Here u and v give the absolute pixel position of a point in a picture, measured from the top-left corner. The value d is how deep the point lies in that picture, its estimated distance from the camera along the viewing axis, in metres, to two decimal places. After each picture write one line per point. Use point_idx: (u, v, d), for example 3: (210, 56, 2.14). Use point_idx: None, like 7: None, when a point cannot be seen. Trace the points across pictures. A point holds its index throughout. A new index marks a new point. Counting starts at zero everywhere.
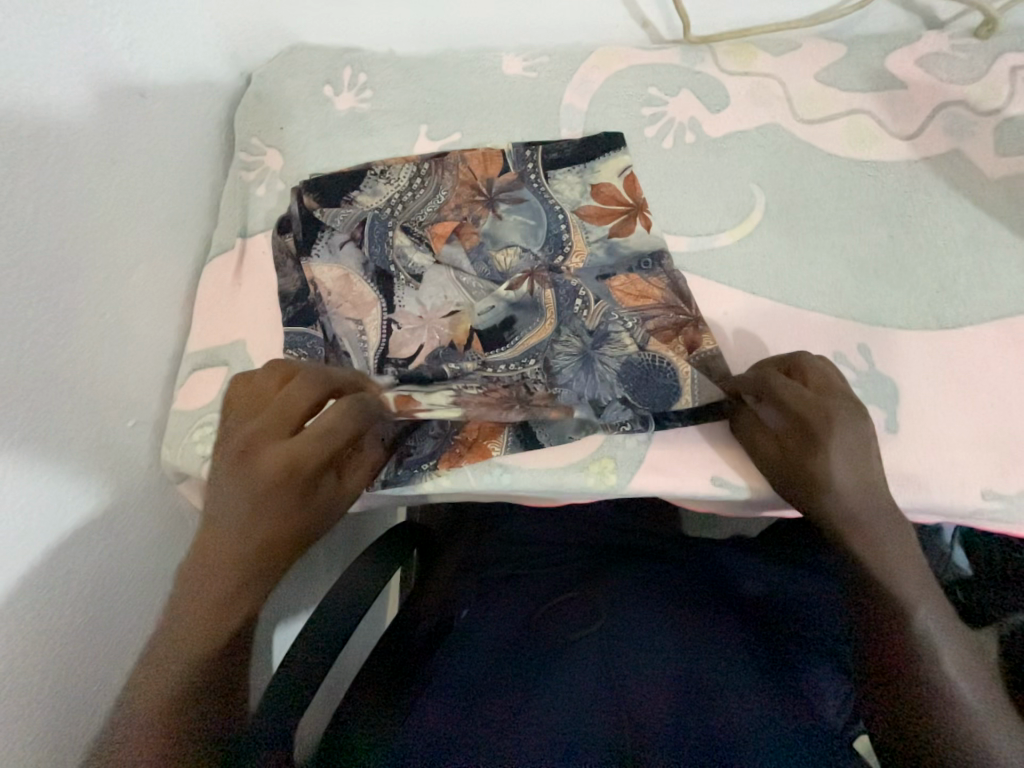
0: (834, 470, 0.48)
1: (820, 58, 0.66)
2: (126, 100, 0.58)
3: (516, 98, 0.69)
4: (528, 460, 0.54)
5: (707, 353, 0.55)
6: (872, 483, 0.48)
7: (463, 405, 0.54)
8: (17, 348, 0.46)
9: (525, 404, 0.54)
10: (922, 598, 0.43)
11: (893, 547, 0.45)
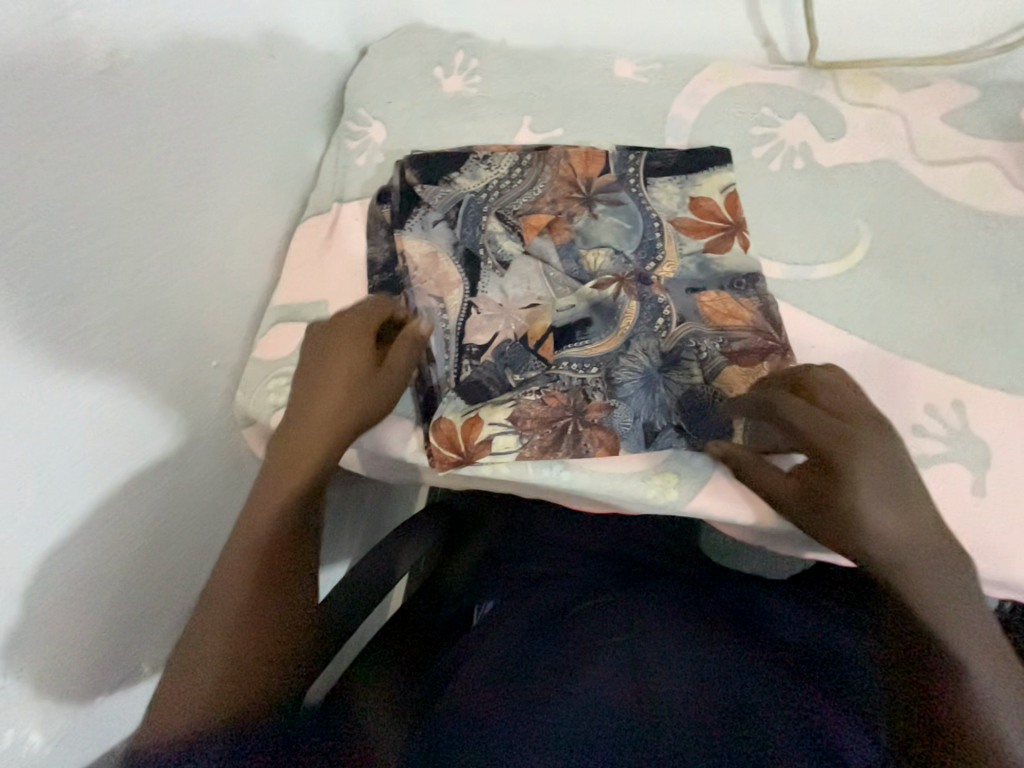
0: (869, 503, 0.46)
1: (949, 99, 0.63)
2: (257, 55, 0.61)
3: (623, 101, 0.69)
4: (590, 461, 0.54)
5: (784, 392, 0.53)
6: (908, 514, 0.45)
7: (532, 414, 0.54)
8: (134, 276, 0.49)
9: (578, 417, 0.54)
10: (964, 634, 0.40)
11: (937, 573, 0.43)
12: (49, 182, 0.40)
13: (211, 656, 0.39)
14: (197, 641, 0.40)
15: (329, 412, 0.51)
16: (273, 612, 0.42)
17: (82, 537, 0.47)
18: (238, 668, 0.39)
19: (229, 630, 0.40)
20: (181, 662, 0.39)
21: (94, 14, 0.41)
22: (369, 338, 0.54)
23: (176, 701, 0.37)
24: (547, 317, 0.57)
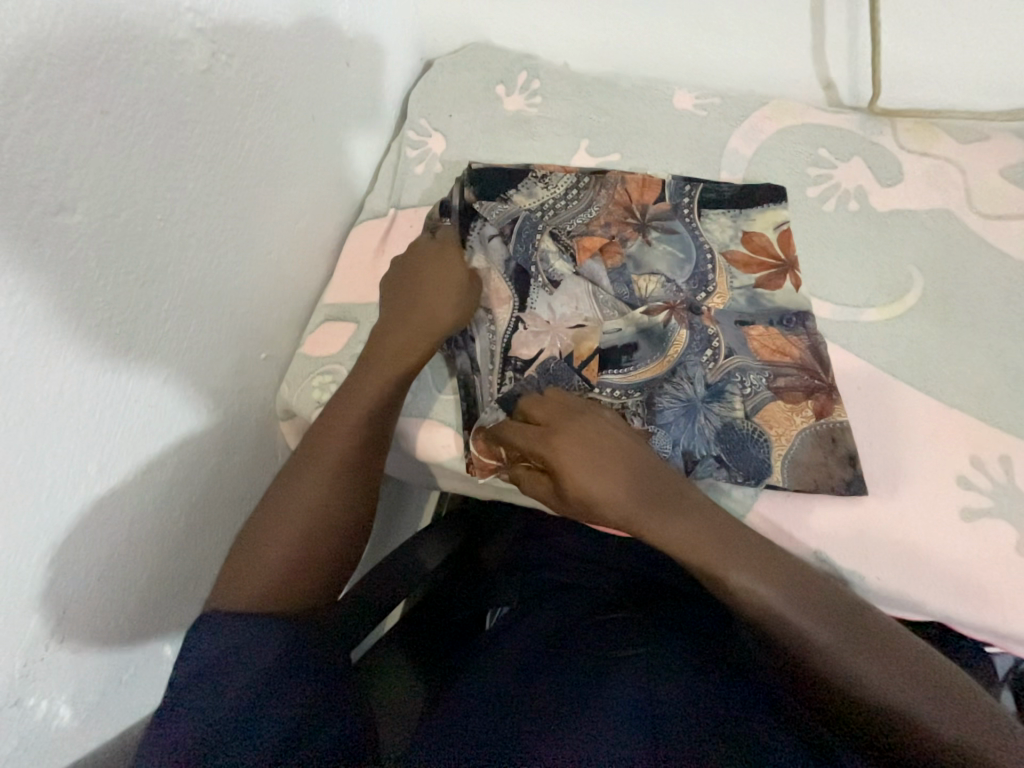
0: (597, 485, 0.48)
1: (1009, 154, 0.64)
2: (334, 65, 0.63)
3: (681, 132, 0.71)
4: None
5: (827, 431, 0.54)
6: (596, 473, 0.48)
7: None
8: (207, 267, 0.51)
9: None
10: (818, 625, 0.44)
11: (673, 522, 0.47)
12: (145, 171, 0.42)
13: (271, 538, 0.46)
14: (260, 524, 0.47)
15: (403, 342, 0.57)
16: (326, 509, 0.49)
17: (130, 515, 0.48)
18: (295, 551, 0.46)
19: (290, 519, 0.47)
20: (257, 533, 0.47)
21: (201, 18, 0.44)
22: (438, 278, 0.60)
23: (249, 573, 0.45)
24: (594, 338, 0.58)
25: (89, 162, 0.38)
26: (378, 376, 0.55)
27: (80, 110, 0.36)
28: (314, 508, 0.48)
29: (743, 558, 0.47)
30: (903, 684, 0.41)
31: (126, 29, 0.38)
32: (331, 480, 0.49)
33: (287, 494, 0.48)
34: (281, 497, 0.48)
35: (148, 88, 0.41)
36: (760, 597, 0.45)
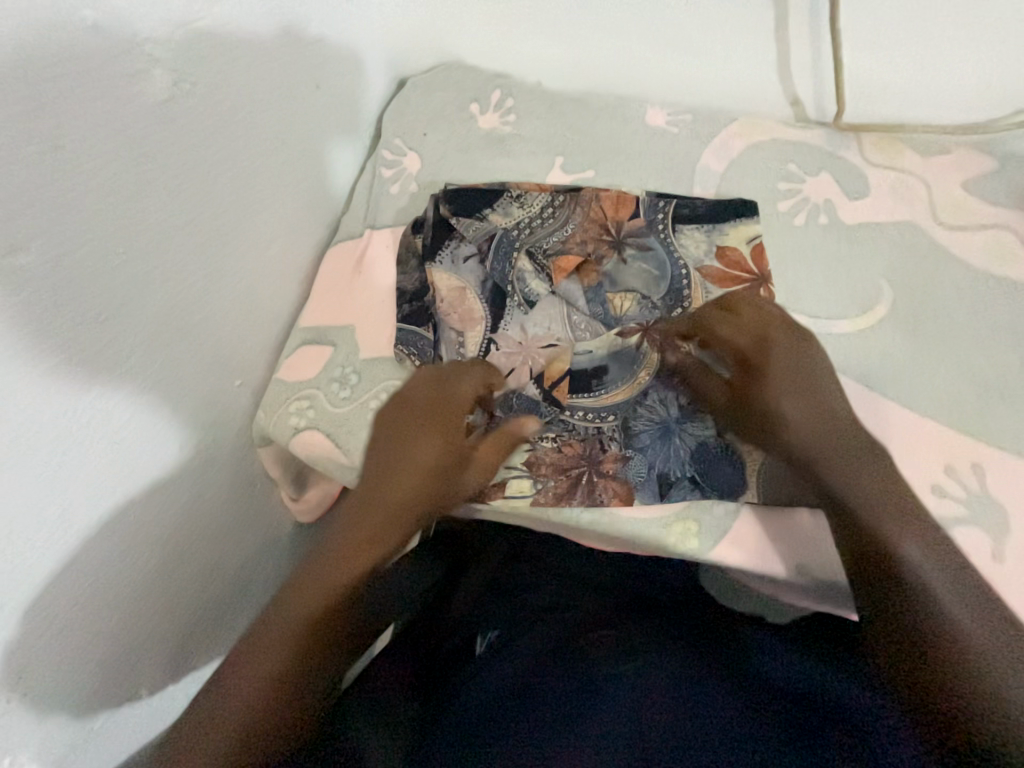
0: (781, 402, 0.56)
1: (969, 167, 0.65)
2: (305, 89, 0.63)
3: (654, 150, 0.71)
4: (623, 510, 0.54)
5: (847, 427, 0.55)
6: (800, 401, 0.56)
7: (538, 462, 0.56)
8: (175, 300, 0.50)
9: (595, 461, 0.55)
10: (925, 547, 0.45)
11: (840, 463, 0.52)
12: (102, 206, 0.41)
13: (260, 659, 0.44)
14: (253, 655, 0.44)
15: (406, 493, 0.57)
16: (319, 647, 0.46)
17: (96, 559, 0.47)
18: (278, 689, 0.42)
19: (280, 650, 0.44)
20: (237, 672, 0.43)
21: (161, 49, 0.43)
22: (444, 414, 0.58)
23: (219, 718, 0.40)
24: (563, 358, 0.58)
25: (42, 199, 0.37)
26: (386, 528, 0.55)
27: (30, 146, 0.35)
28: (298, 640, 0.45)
29: (858, 468, 0.52)
30: (991, 636, 0.38)
31: (80, 62, 0.37)
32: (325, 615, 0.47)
33: (272, 640, 0.45)
34: (267, 639, 0.45)
35: (104, 120, 0.40)
36: (898, 552, 0.44)
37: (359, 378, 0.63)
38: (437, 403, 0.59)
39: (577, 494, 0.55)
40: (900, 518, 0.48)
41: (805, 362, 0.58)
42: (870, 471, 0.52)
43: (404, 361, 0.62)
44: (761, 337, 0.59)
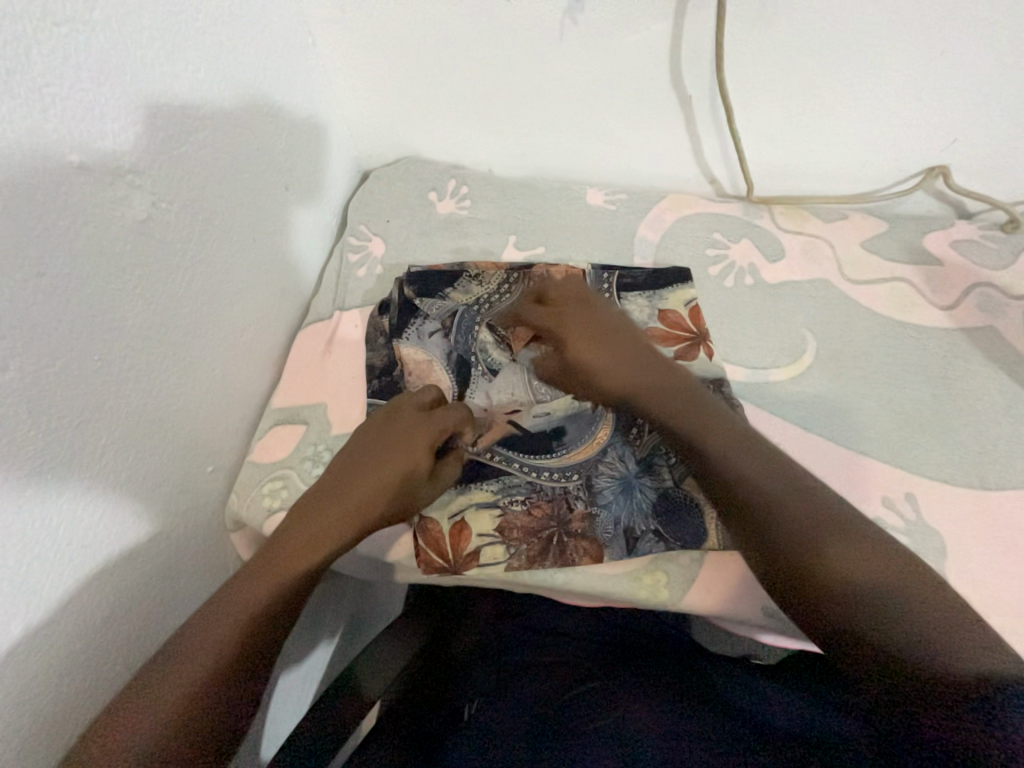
0: (603, 357, 0.62)
1: (865, 229, 0.76)
2: (274, 191, 0.69)
3: (596, 225, 0.80)
4: (593, 568, 0.56)
5: (663, 363, 0.61)
6: (620, 353, 0.62)
7: (509, 526, 0.57)
8: (150, 396, 0.52)
9: (564, 521, 0.58)
10: (744, 452, 0.50)
11: (673, 398, 0.57)
12: (81, 320, 0.44)
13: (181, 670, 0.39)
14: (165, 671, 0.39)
15: (359, 503, 0.53)
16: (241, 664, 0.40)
17: (62, 669, 0.45)
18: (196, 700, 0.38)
19: (198, 658, 0.39)
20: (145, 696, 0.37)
21: (141, 177, 0.48)
22: (405, 431, 0.58)
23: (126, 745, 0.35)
24: (519, 420, 0.63)
25: (24, 322, 0.39)
26: (329, 534, 0.51)
27: (17, 278, 0.38)
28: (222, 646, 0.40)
29: (684, 396, 0.57)
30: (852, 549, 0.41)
31: (66, 199, 0.41)
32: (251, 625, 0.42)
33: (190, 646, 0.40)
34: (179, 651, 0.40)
35: (88, 244, 0.44)
36: (733, 470, 0.49)
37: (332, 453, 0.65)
38: (398, 422, 0.59)
39: (548, 555, 0.56)
40: (732, 439, 0.52)
41: (601, 309, 0.66)
42: (703, 403, 0.56)
43: None
44: (573, 306, 0.67)
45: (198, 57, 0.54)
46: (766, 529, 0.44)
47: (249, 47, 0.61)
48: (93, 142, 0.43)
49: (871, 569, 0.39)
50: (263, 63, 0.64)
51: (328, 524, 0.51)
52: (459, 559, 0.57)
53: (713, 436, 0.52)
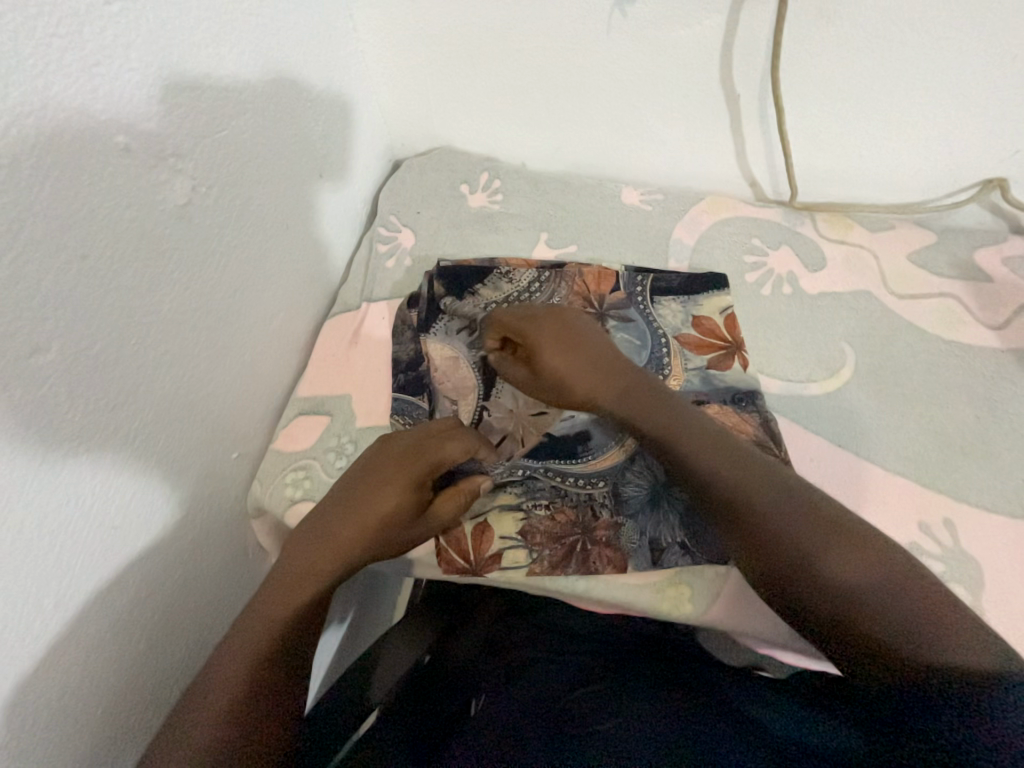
0: (569, 362, 0.57)
1: (912, 241, 0.73)
2: (309, 178, 0.68)
3: (630, 225, 0.78)
4: (616, 578, 0.55)
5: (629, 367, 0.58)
6: (583, 359, 0.58)
7: (532, 531, 0.57)
8: (180, 381, 0.51)
9: (588, 529, 0.57)
10: (743, 473, 0.48)
11: (653, 408, 0.54)
12: (121, 304, 0.44)
13: (216, 686, 0.42)
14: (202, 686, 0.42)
15: (365, 525, 0.53)
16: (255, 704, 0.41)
17: (90, 647, 0.46)
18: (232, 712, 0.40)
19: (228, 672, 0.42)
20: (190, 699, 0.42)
21: (182, 160, 0.47)
22: (405, 453, 0.56)
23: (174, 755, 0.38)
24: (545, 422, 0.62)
25: (65, 305, 0.39)
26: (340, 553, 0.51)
27: (60, 259, 0.38)
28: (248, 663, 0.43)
29: (664, 407, 0.54)
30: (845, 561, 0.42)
31: (111, 182, 0.41)
32: (256, 669, 0.43)
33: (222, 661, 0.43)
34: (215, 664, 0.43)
35: (130, 227, 0.43)
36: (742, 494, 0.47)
37: (355, 446, 0.65)
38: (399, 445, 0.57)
39: (570, 562, 0.56)
40: (726, 454, 0.50)
41: (567, 317, 0.60)
42: (685, 414, 0.54)
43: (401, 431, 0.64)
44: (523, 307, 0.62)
45: (241, 38, 0.53)
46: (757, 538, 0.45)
47: (291, 29, 0.60)
48: (138, 123, 0.43)
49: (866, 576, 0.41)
50: (304, 46, 0.63)
51: (338, 546, 0.51)
52: (479, 563, 0.57)
53: (704, 455, 0.50)
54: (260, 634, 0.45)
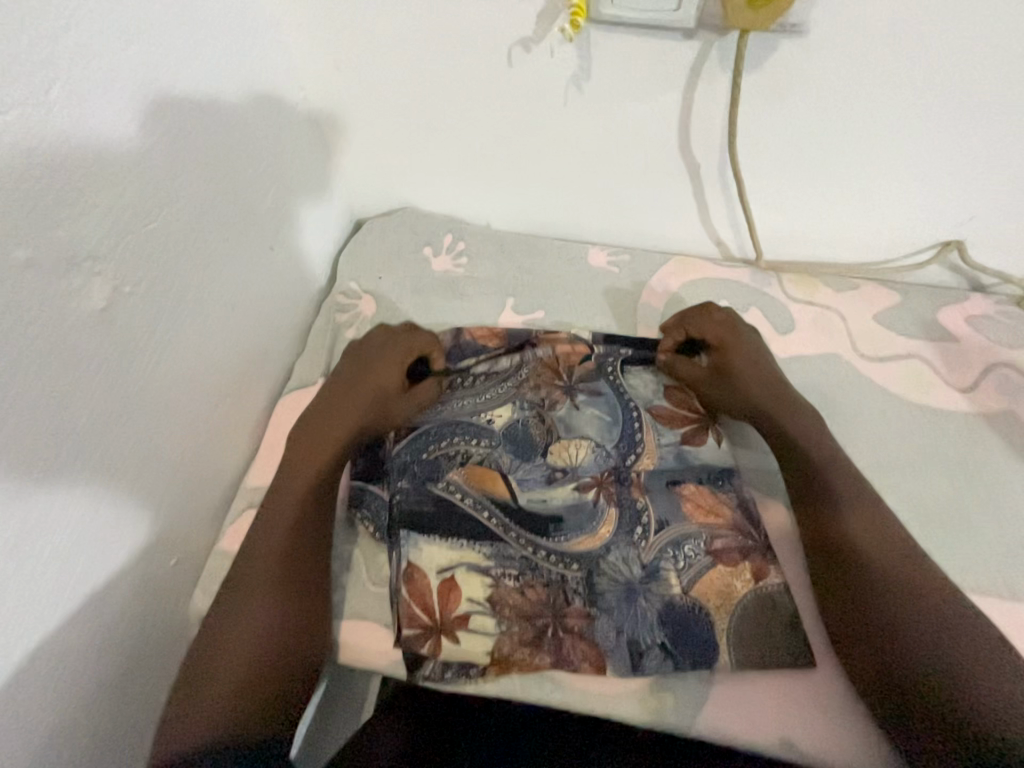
0: (740, 373, 0.63)
1: (877, 301, 0.73)
2: (256, 252, 0.64)
3: (598, 287, 0.76)
4: (592, 687, 0.51)
5: (775, 382, 0.63)
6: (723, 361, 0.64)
7: (499, 605, 0.53)
8: (101, 500, 0.46)
9: (559, 616, 0.52)
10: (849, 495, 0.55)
11: (793, 414, 0.60)
12: (27, 428, 0.39)
13: (266, 557, 0.52)
14: (254, 555, 0.53)
15: (348, 413, 0.62)
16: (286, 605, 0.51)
17: None
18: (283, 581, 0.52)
19: (273, 549, 0.53)
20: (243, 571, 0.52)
21: (102, 262, 0.43)
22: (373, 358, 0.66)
23: (240, 608, 0.49)
24: (512, 492, 0.59)
25: None
26: (332, 438, 0.60)
27: None
28: (290, 534, 0.54)
29: (790, 412, 0.60)
30: (902, 583, 0.49)
31: (10, 299, 0.37)
32: (296, 544, 0.54)
33: (268, 540, 0.53)
34: (259, 544, 0.53)
35: (33, 344, 0.39)
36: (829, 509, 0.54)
37: None
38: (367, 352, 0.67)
39: (542, 651, 0.51)
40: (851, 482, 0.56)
41: (751, 337, 0.66)
42: (812, 432, 0.59)
43: (358, 525, 0.59)
44: (697, 313, 0.67)
45: (175, 127, 0.50)
46: (848, 569, 0.51)
47: (232, 108, 0.58)
48: (45, 232, 0.39)
49: (910, 595, 0.48)
50: (249, 124, 0.60)
51: (329, 432, 0.61)
52: (440, 625, 0.52)
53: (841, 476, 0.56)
54: (293, 519, 0.55)
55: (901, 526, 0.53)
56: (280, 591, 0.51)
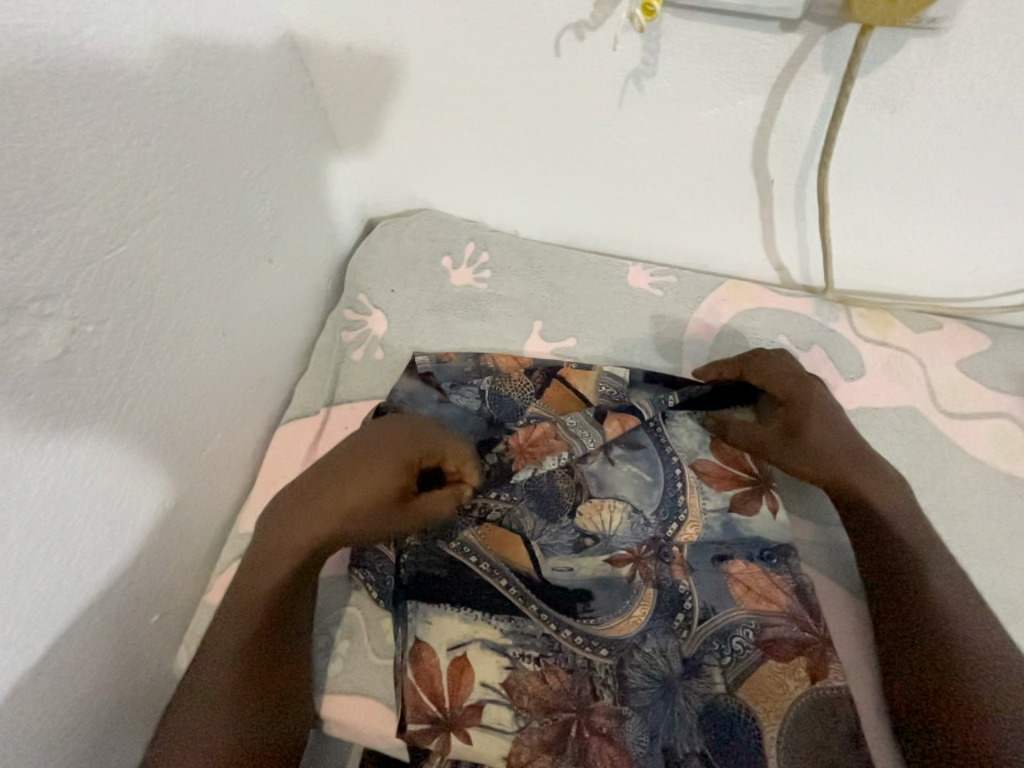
0: (818, 435, 0.54)
1: (963, 345, 0.62)
2: (252, 267, 0.56)
3: (639, 313, 0.67)
4: None
5: (854, 443, 0.54)
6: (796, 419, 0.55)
7: (517, 694, 0.47)
8: (64, 572, 0.40)
9: (585, 712, 0.46)
10: (935, 565, 0.48)
11: (875, 485, 0.52)
12: None
13: (237, 625, 0.46)
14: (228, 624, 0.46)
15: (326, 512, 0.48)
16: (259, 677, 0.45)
17: None
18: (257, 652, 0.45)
19: (247, 616, 0.46)
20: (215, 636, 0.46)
21: (59, 302, 0.36)
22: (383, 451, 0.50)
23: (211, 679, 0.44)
24: (536, 562, 0.52)
25: None
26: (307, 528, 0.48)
27: None
28: (266, 604, 0.46)
29: (873, 483, 0.52)
30: (987, 664, 0.44)
31: None
32: (272, 613, 0.46)
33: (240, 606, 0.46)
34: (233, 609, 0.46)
35: None
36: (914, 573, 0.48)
37: None
38: (382, 441, 0.50)
39: (564, 754, 0.45)
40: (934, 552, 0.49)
41: (820, 388, 0.57)
42: (897, 508, 0.51)
43: (360, 587, 0.53)
44: (757, 361, 0.58)
45: (150, 125, 0.41)
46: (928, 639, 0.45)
47: (224, 100, 0.48)
48: None
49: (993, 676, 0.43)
50: (243, 119, 0.51)
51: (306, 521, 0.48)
52: (449, 716, 0.46)
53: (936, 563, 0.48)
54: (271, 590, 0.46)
55: (992, 635, 0.45)
56: (253, 663, 0.45)
